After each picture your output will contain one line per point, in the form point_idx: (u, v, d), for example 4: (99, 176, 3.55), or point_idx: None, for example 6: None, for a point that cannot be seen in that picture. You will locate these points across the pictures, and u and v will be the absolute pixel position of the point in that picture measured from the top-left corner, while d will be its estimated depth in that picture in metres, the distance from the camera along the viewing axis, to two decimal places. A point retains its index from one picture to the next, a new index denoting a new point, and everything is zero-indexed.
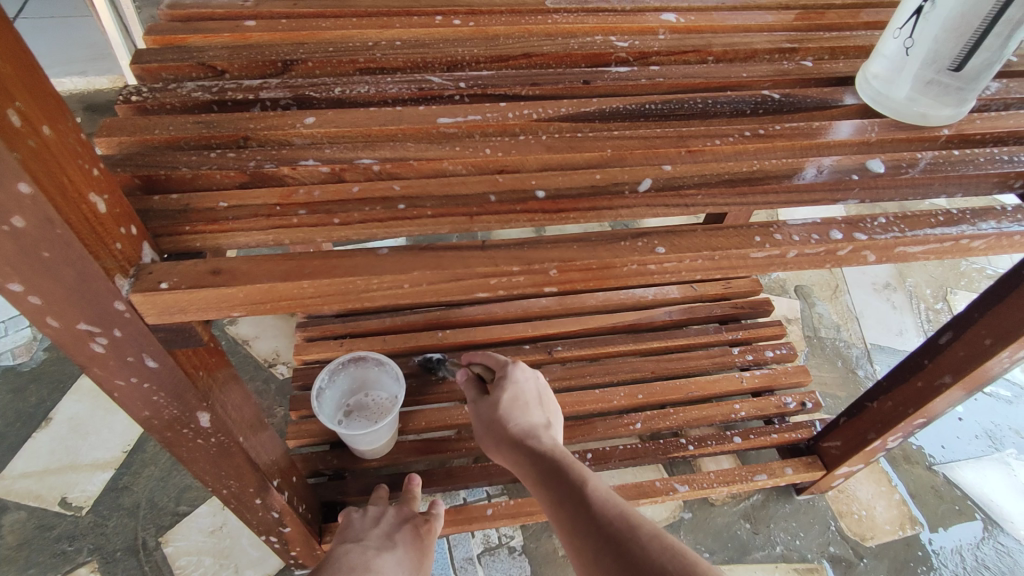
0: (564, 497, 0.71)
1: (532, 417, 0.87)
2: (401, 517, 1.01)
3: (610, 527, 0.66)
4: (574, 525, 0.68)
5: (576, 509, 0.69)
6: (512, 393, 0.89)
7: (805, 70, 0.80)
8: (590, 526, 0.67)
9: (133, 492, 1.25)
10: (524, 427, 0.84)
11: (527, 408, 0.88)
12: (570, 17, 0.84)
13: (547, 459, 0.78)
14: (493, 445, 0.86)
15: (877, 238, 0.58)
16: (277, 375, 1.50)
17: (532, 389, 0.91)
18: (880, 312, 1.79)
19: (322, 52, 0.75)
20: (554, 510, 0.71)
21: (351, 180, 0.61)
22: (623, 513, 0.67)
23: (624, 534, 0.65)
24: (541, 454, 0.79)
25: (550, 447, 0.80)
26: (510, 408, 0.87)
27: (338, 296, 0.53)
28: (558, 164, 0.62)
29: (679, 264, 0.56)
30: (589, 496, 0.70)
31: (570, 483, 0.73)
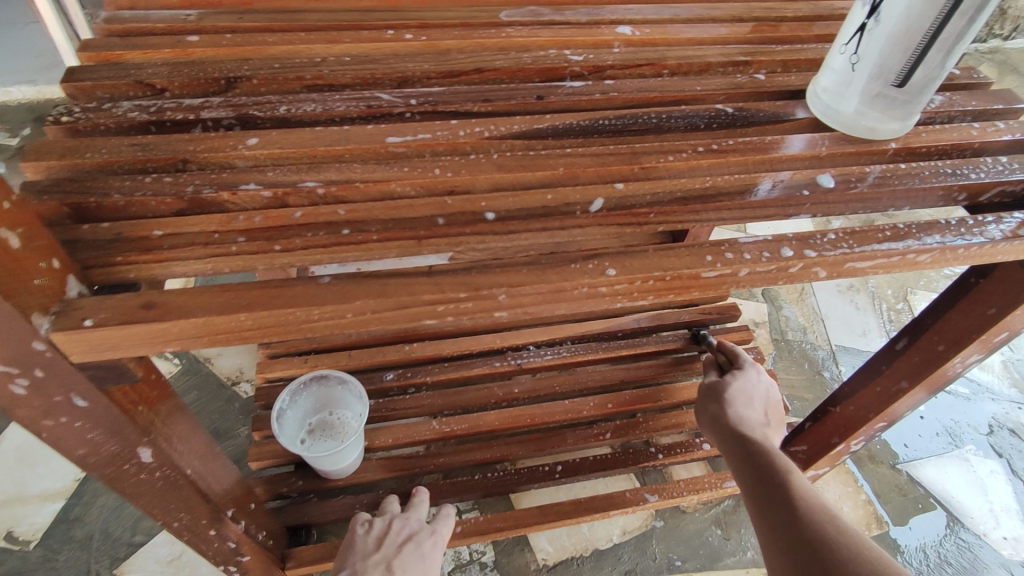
0: (762, 476, 0.74)
1: (752, 412, 0.91)
2: (404, 537, 1.03)
3: (806, 511, 0.67)
4: (771, 501, 0.71)
5: (774, 488, 0.72)
6: (746, 387, 0.94)
7: (759, 83, 0.81)
8: (783, 503, 0.69)
9: (86, 522, 1.20)
10: (740, 413, 0.89)
11: (752, 403, 0.92)
12: (524, 31, 0.83)
13: (750, 442, 0.81)
14: (708, 427, 0.91)
15: (826, 254, 0.59)
16: (240, 394, 1.46)
17: (760, 389, 0.95)
18: (844, 314, 1.82)
19: (267, 68, 0.72)
20: (750, 486, 0.75)
21: (294, 205, 0.59)
22: (821, 503, 0.68)
23: (816, 520, 0.66)
24: (746, 437, 0.83)
25: (756, 434, 0.83)
26: (736, 396, 0.92)
27: (279, 328, 0.51)
28: (509, 184, 0.61)
29: (630, 285, 0.55)
30: (790, 479, 0.72)
31: (770, 465, 0.75)
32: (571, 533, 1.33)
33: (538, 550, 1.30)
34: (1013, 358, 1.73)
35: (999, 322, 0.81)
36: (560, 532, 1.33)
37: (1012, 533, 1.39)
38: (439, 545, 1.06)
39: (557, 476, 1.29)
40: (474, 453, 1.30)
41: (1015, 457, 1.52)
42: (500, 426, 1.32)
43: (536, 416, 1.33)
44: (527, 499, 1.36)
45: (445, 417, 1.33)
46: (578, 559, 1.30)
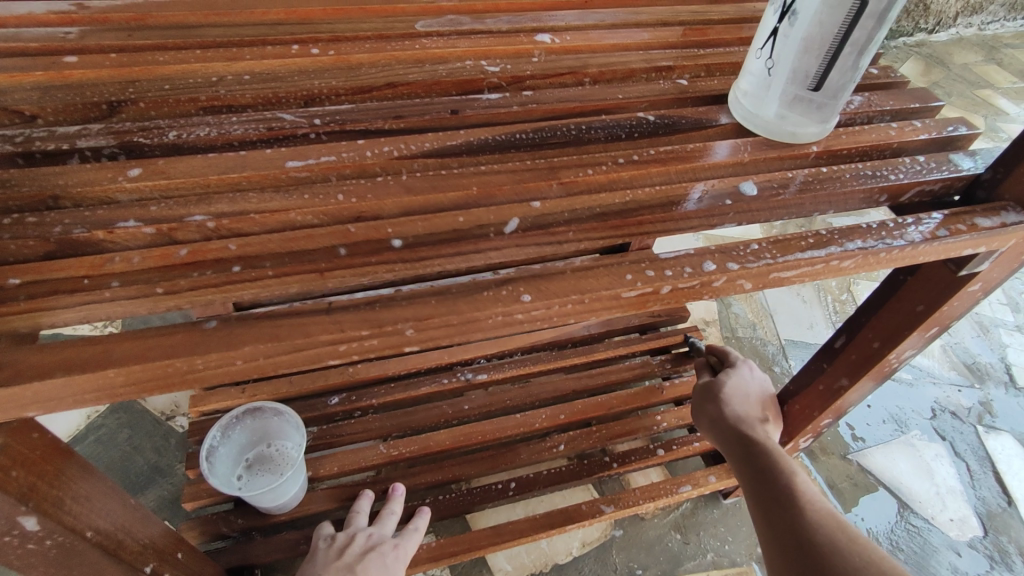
0: (771, 486, 0.73)
1: (750, 409, 0.87)
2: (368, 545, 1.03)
3: (820, 525, 0.66)
4: (784, 514, 0.69)
5: (785, 499, 0.70)
6: (742, 385, 0.90)
7: (682, 88, 0.79)
8: (796, 516, 0.68)
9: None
10: (742, 412, 0.85)
11: (750, 398, 0.89)
12: (440, 41, 0.80)
13: (755, 445, 0.79)
14: (709, 426, 0.87)
15: (748, 266, 0.57)
16: (176, 429, 1.37)
17: (757, 387, 0.91)
18: (791, 308, 1.85)
19: (156, 90, 0.67)
20: (757, 497, 0.74)
21: (182, 241, 0.54)
22: (830, 516, 0.67)
23: (832, 535, 0.65)
24: (751, 440, 0.80)
25: (762, 438, 0.81)
26: (733, 394, 0.88)
27: (158, 382, 0.46)
28: (419, 208, 0.58)
29: (548, 310, 0.52)
30: (799, 491, 0.71)
31: (775, 472, 0.74)
32: (530, 550, 1.30)
33: (496, 570, 1.27)
34: (952, 342, 1.78)
35: (929, 318, 0.81)
36: (519, 549, 1.29)
37: (958, 514, 1.43)
38: (404, 557, 1.05)
39: (511, 493, 1.26)
40: (424, 475, 1.26)
41: (957, 439, 1.56)
42: (451, 445, 1.28)
43: (487, 432, 1.30)
44: (484, 518, 1.33)
45: (392, 441, 1.28)
46: None
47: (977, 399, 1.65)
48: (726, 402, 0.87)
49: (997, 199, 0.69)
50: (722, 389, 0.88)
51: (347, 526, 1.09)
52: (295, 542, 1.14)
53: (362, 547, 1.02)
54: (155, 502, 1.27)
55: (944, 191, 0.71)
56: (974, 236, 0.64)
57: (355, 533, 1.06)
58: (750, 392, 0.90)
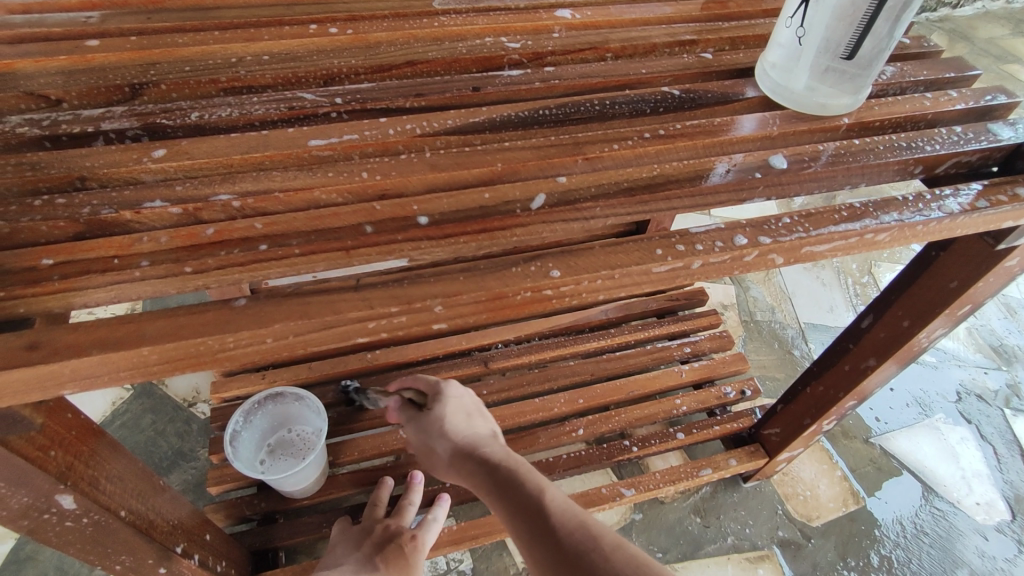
0: (523, 512, 0.69)
1: (477, 426, 0.84)
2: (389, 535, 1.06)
3: (576, 545, 0.63)
4: (540, 541, 0.65)
5: (536, 524, 0.66)
6: (450, 407, 0.84)
7: (707, 62, 0.77)
8: (550, 543, 0.64)
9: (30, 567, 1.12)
10: (471, 440, 0.80)
11: (471, 418, 0.84)
12: (458, 19, 0.79)
13: (495, 468, 0.75)
14: (441, 464, 0.82)
15: (781, 240, 0.55)
16: (198, 415, 1.39)
17: (470, 399, 0.86)
18: (811, 291, 1.82)
19: (177, 72, 0.67)
20: (513, 524, 0.69)
21: (208, 220, 0.53)
22: (585, 529, 0.64)
23: (584, 549, 0.62)
24: (493, 464, 0.76)
25: (496, 451, 0.79)
26: (454, 419, 0.82)
27: (189, 360, 0.46)
28: (443, 185, 0.57)
29: (577, 286, 0.51)
30: (546, 509, 0.68)
31: (528, 498, 0.70)
32: None
33: (516, 554, 1.27)
34: (977, 324, 1.75)
35: (962, 295, 0.80)
36: None
37: (985, 498, 1.40)
38: (427, 543, 1.08)
39: None
40: None
41: (983, 423, 1.54)
42: None
43: (506, 417, 1.29)
44: None
45: None
46: None
47: (1004, 382, 1.62)
48: (446, 434, 0.82)
49: None
50: (442, 422, 0.82)
51: (371, 514, 1.12)
52: (318, 525, 1.15)
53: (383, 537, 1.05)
54: (181, 485, 1.28)
55: (981, 162, 0.69)
56: (1015, 207, 0.62)
57: (376, 523, 1.09)
58: (469, 409, 0.85)
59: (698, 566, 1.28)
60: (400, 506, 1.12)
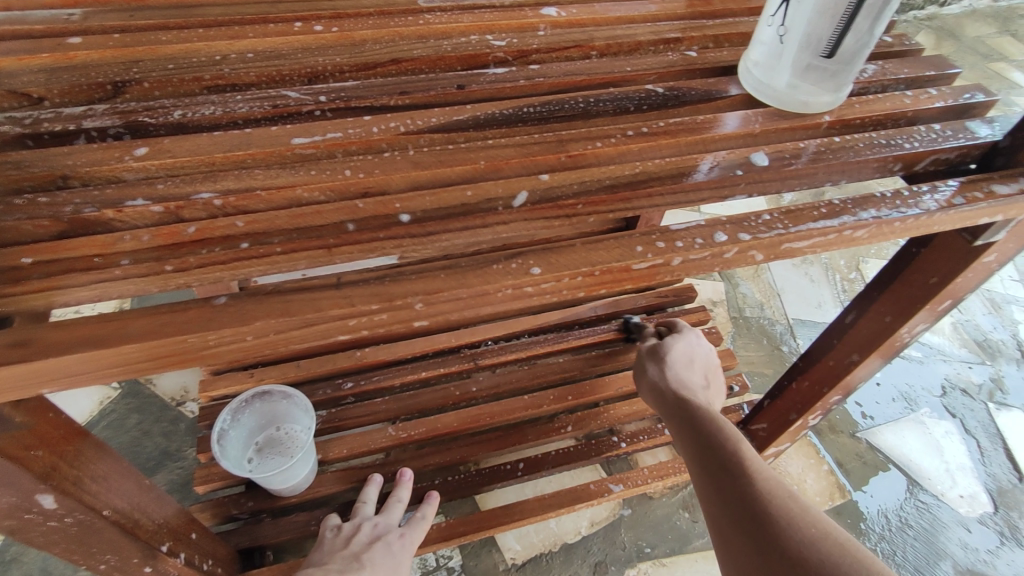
0: (714, 451, 0.72)
1: (692, 375, 0.94)
2: (375, 537, 1.05)
3: (770, 493, 0.65)
4: (725, 479, 0.68)
5: (724, 465, 0.70)
6: (684, 349, 0.97)
7: (691, 60, 0.78)
8: (744, 481, 0.67)
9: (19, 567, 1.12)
10: (679, 379, 0.91)
11: (690, 366, 0.95)
12: (444, 16, 0.78)
13: (695, 411, 0.81)
14: (653, 396, 0.91)
15: (761, 236, 0.56)
16: (186, 414, 1.38)
17: (688, 352, 0.97)
18: (799, 287, 1.83)
19: (160, 70, 0.66)
20: (701, 460, 0.73)
21: (190, 219, 0.53)
22: (780, 485, 0.66)
23: (782, 498, 0.64)
24: (692, 407, 0.82)
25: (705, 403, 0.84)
26: (677, 363, 0.95)
27: (171, 358, 0.46)
28: (425, 183, 0.57)
29: (557, 283, 0.52)
30: (739, 456, 0.70)
31: (722, 440, 0.73)
32: (538, 529, 1.31)
33: (505, 550, 1.28)
34: (962, 319, 1.77)
35: (941, 291, 0.81)
36: (528, 529, 1.31)
37: (968, 491, 1.42)
38: (411, 546, 1.07)
39: (520, 474, 1.27)
40: (433, 457, 1.27)
41: (967, 417, 1.56)
42: (458, 427, 1.28)
43: (496, 414, 1.30)
44: (493, 499, 1.33)
45: (402, 423, 1.29)
46: (547, 556, 1.27)
47: (989, 376, 1.64)
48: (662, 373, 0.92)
49: (1017, 166, 0.67)
50: (660, 360, 0.95)
51: (356, 513, 1.11)
52: (306, 523, 1.15)
53: (369, 539, 1.04)
54: (167, 485, 1.28)
55: (960, 159, 0.70)
56: (991, 204, 0.63)
57: (362, 521, 1.09)
58: (692, 358, 0.97)
59: (686, 561, 1.29)
60: (387, 509, 1.12)
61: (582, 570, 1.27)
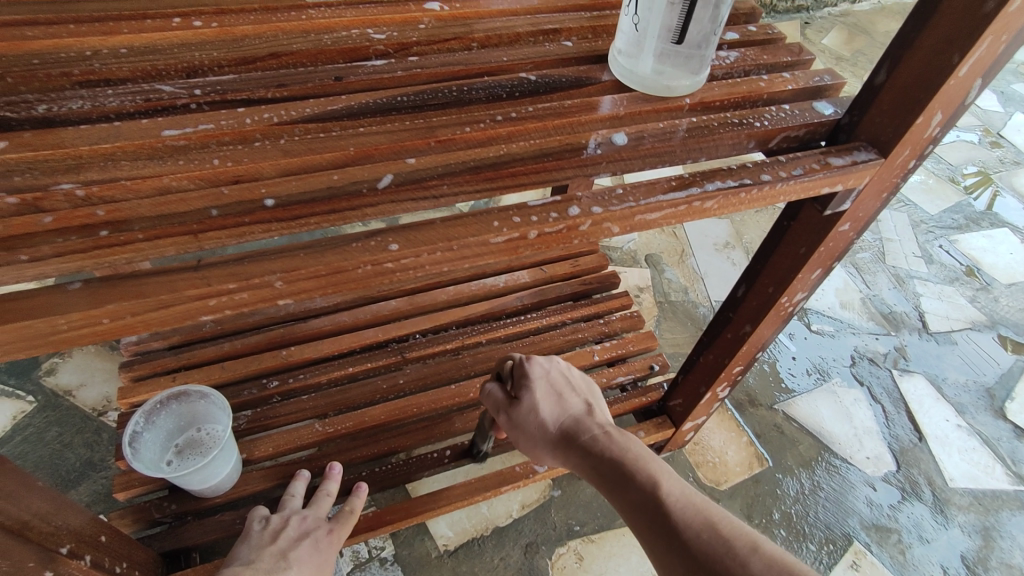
0: (640, 504, 0.71)
1: (570, 406, 0.88)
2: (301, 533, 1.04)
3: (705, 545, 0.64)
4: (669, 546, 0.66)
5: (659, 524, 0.68)
6: (544, 391, 0.89)
7: (567, 50, 0.81)
8: (680, 542, 0.66)
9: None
10: (567, 422, 0.85)
11: (562, 399, 0.89)
12: (327, 12, 0.81)
13: (603, 462, 0.78)
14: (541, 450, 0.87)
15: (612, 210, 0.60)
16: (109, 424, 1.35)
17: (555, 380, 0.91)
18: (722, 271, 1.91)
19: (26, 65, 0.66)
20: (630, 516, 0.72)
21: (50, 210, 0.54)
22: (715, 531, 0.66)
23: (720, 551, 0.63)
24: (591, 451, 0.80)
25: (598, 442, 0.81)
26: (546, 406, 0.87)
27: (22, 344, 0.47)
28: (295, 170, 0.59)
29: (416, 259, 0.55)
30: (666, 507, 0.69)
31: (643, 492, 0.72)
32: (470, 515, 1.33)
33: (438, 536, 1.30)
34: (870, 295, 1.89)
35: (809, 259, 0.87)
36: (460, 515, 1.33)
37: (874, 452, 1.52)
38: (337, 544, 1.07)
39: (448, 461, 1.29)
40: (361, 450, 1.28)
41: (874, 384, 1.66)
42: (386, 419, 1.30)
43: (423, 404, 1.32)
44: (425, 487, 1.36)
45: (330, 418, 1.29)
46: (479, 540, 1.30)
47: (893, 345, 1.76)
48: (544, 424, 0.86)
49: (854, 140, 0.74)
50: (537, 412, 0.86)
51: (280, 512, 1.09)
52: (231, 522, 1.14)
53: (295, 536, 1.03)
54: (88, 497, 1.25)
55: (811, 136, 0.76)
56: (828, 173, 0.69)
57: (288, 518, 1.07)
58: (557, 389, 0.90)
59: (613, 535, 1.34)
60: (313, 506, 1.12)
61: (513, 551, 1.30)
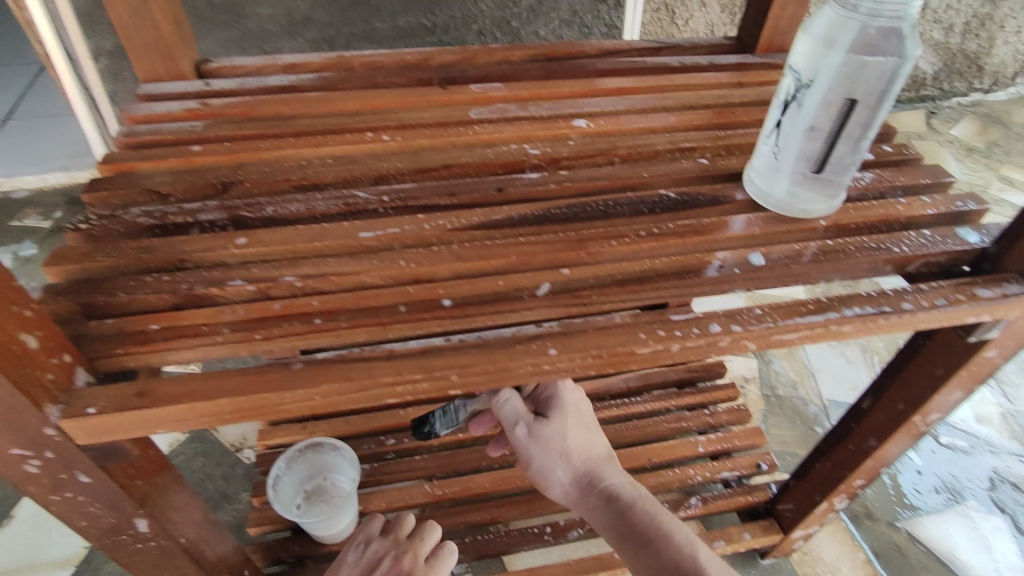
0: (664, 561, 0.80)
1: (593, 444, 0.90)
2: None
3: None
4: None
5: None
6: (568, 419, 0.89)
7: (703, 167, 0.88)
8: None
9: (104, 572, 1.37)
10: (591, 459, 0.89)
11: (588, 434, 0.90)
12: (490, 128, 0.93)
13: (629, 514, 0.85)
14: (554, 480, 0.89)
15: (751, 328, 0.64)
16: (244, 460, 1.51)
17: (582, 410, 0.91)
18: (836, 368, 1.83)
19: (259, 172, 0.83)
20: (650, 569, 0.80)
21: (276, 296, 0.67)
22: None
23: None
24: (616, 498, 0.86)
25: (624, 493, 0.87)
26: (570, 436, 0.88)
27: (254, 411, 0.58)
28: (465, 272, 0.69)
29: (571, 362, 0.62)
30: (689, 563, 0.79)
31: (667, 550, 0.80)
32: None
33: None
34: (1010, 410, 1.73)
35: (948, 382, 0.85)
36: None
37: None
38: None
39: (547, 538, 1.31)
40: (464, 516, 1.34)
41: (1017, 512, 1.50)
42: (490, 488, 1.35)
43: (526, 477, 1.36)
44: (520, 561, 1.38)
45: (438, 480, 1.36)
46: None
47: None
48: (566, 455, 0.87)
49: (1001, 272, 0.74)
50: (562, 439, 0.87)
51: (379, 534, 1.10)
52: None
53: None
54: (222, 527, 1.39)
55: (952, 262, 0.77)
56: (973, 304, 0.69)
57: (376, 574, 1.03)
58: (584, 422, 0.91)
59: None
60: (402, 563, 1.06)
61: None
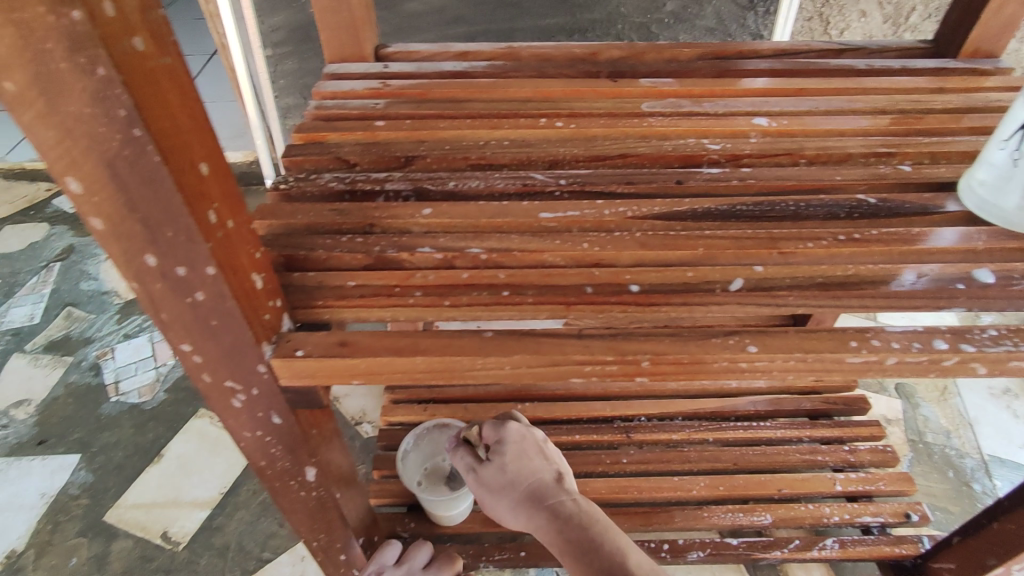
0: None
1: (538, 470, 0.77)
2: None
3: None
4: None
5: None
6: (507, 452, 0.78)
7: (903, 173, 0.80)
8: None
9: (236, 518, 1.48)
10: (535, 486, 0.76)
11: (531, 462, 0.78)
12: (665, 121, 0.90)
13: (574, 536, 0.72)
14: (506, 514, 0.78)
15: (986, 350, 0.56)
16: (363, 434, 1.57)
17: (527, 440, 0.79)
18: (998, 421, 1.62)
19: (439, 149, 0.85)
20: None
21: (460, 267, 0.67)
22: None
23: None
24: (562, 522, 0.73)
25: (569, 514, 0.73)
26: (510, 469, 0.77)
27: (444, 373, 0.59)
28: (651, 260, 0.66)
29: (771, 363, 0.57)
30: None
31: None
32: None
33: None
34: None
35: None
36: None
37: None
38: None
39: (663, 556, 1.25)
40: None
41: None
42: (606, 495, 1.30)
43: (643, 489, 1.31)
44: None
45: None
46: None
47: None
48: (507, 487, 0.76)
49: None
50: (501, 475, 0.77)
51: None
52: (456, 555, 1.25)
53: None
54: None
55: None
56: None
57: None
58: (527, 450, 0.78)
59: None
60: None
61: None
